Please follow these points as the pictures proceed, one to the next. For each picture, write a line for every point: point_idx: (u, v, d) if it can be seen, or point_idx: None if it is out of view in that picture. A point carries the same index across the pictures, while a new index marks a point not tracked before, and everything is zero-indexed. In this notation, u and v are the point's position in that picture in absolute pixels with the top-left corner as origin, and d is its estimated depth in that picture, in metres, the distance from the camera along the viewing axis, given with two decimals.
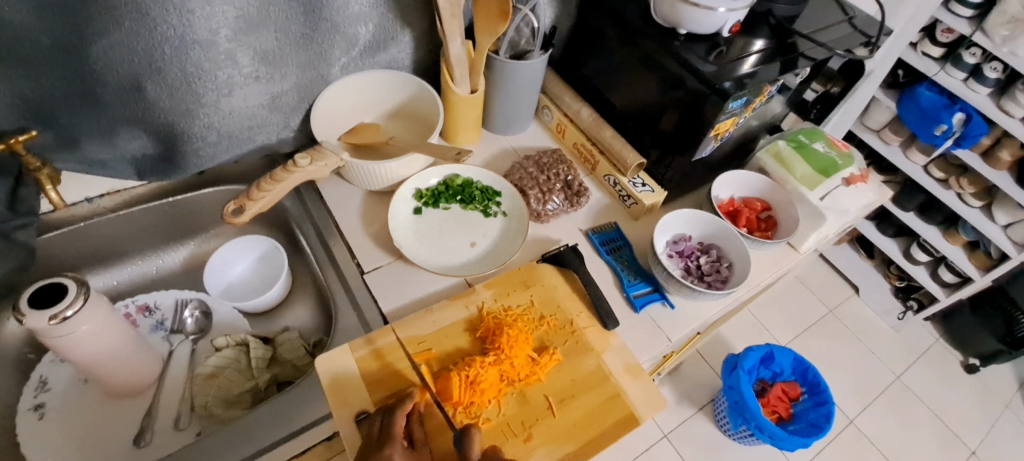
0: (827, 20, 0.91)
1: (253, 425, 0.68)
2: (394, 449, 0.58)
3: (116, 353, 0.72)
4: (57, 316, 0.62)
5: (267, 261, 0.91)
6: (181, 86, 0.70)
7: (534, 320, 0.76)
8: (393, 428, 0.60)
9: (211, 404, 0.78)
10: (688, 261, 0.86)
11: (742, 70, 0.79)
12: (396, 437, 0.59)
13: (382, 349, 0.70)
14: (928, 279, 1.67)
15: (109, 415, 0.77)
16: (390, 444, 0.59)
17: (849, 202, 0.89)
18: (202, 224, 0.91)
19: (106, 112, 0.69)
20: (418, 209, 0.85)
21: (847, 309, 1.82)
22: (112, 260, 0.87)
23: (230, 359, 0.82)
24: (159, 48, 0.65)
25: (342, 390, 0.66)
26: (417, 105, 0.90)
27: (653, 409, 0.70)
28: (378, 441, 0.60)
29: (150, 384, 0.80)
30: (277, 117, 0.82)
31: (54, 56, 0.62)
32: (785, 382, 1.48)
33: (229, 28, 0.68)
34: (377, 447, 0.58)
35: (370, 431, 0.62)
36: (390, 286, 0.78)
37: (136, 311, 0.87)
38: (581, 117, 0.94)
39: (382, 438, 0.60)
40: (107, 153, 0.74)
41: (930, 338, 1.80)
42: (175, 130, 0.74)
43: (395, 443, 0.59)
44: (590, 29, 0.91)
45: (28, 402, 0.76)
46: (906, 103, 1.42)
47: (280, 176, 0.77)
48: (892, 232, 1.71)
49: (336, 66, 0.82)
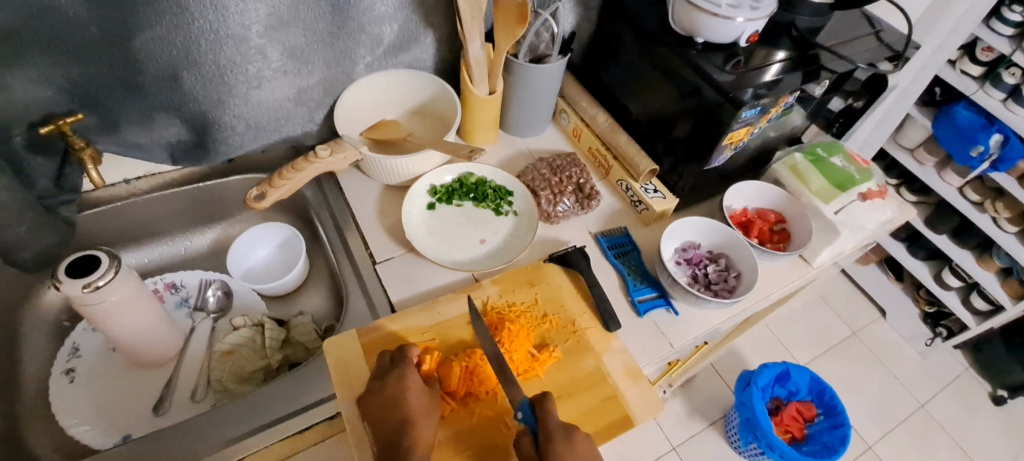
0: (851, 33, 0.91)
1: (262, 400, 0.71)
2: (403, 368, 0.66)
3: (141, 324, 0.77)
4: (90, 284, 0.67)
5: (287, 248, 0.95)
6: (214, 78, 0.74)
7: (537, 317, 0.77)
8: (404, 355, 0.68)
9: (226, 379, 0.82)
10: (695, 269, 0.86)
11: (761, 80, 0.79)
12: (410, 365, 0.66)
13: (384, 339, 0.72)
14: (959, 305, 1.62)
15: (134, 383, 0.82)
16: (401, 366, 0.66)
17: (866, 217, 0.87)
18: (228, 209, 0.96)
19: (147, 100, 0.74)
20: (432, 204, 0.88)
21: (872, 332, 1.77)
22: (144, 239, 0.93)
23: (246, 337, 0.86)
24: (196, 42, 0.69)
25: (346, 372, 0.69)
26: (437, 104, 0.93)
27: (650, 411, 0.71)
28: (392, 366, 0.67)
29: (171, 357, 0.84)
30: (303, 110, 0.86)
31: (102, 46, 0.67)
32: (801, 402, 1.46)
33: (261, 25, 0.72)
34: (391, 372, 0.66)
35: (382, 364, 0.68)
36: (399, 277, 0.81)
37: (163, 288, 0.92)
38: (596, 122, 0.95)
39: (397, 364, 0.67)
40: (145, 137, 0.79)
41: (959, 366, 1.73)
42: (208, 118, 0.78)
43: (406, 369, 0.66)
44: (610, 35, 0.93)
45: (61, 366, 0.82)
46: (942, 122, 1.38)
47: (301, 165, 0.80)
48: (923, 254, 1.66)
49: (360, 64, 0.86)
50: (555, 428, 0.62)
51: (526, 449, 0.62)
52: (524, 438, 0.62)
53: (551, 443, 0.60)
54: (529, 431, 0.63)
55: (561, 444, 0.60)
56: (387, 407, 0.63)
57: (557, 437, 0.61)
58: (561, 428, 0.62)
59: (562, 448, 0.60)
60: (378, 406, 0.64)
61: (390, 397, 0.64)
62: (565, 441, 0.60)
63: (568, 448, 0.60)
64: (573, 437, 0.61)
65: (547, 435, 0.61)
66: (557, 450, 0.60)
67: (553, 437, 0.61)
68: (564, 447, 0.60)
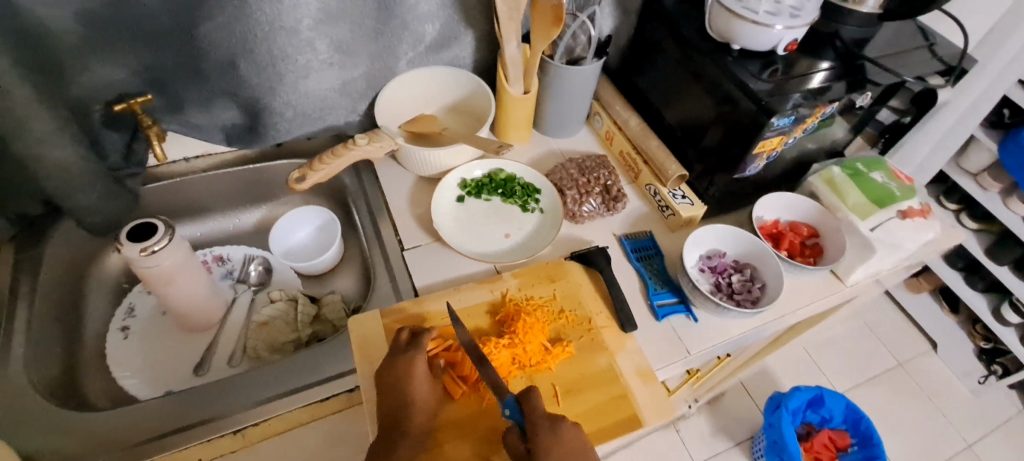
0: (902, 46, 0.87)
1: (289, 369, 0.76)
2: (416, 353, 0.69)
3: (189, 290, 0.83)
4: (146, 249, 0.73)
5: (324, 230, 1.00)
6: (267, 67, 0.80)
7: (554, 312, 0.78)
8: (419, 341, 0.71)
9: (260, 347, 0.88)
10: (719, 277, 0.85)
11: (807, 87, 0.78)
12: (420, 349, 0.69)
13: (405, 320, 0.75)
14: (1018, 343, 1.51)
15: (179, 344, 0.89)
16: (414, 350, 0.69)
17: (903, 236, 0.84)
18: (274, 191, 1.02)
19: (207, 85, 0.81)
20: (461, 197, 0.91)
21: (919, 364, 1.68)
22: (198, 214, 1.00)
23: (281, 310, 0.92)
24: (252, 33, 0.75)
25: (368, 348, 0.72)
26: (474, 101, 0.96)
27: (660, 413, 0.71)
28: (404, 348, 0.70)
29: (214, 323, 0.91)
30: (347, 101, 0.91)
31: (172, 34, 0.74)
32: (834, 430, 1.40)
33: (312, 19, 0.77)
34: (401, 353, 0.69)
35: (394, 344, 0.71)
36: (425, 263, 0.84)
37: (212, 260, 0.99)
38: (629, 126, 0.96)
39: (407, 347, 0.70)
40: (204, 119, 0.86)
41: (1013, 407, 1.63)
42: (260, 104, 0.84)
43: (417, 354, 0.69)
44: (647, 40, 0.93)
45: (118, 323, 0.90)
46: (1008, 145, 1.30)
47: (340, 152, 0.85)
48: (982, 286, 1.56)
49: (402, 60, 0.90)
50: (540, 418, 0.64)
51: (512, 443, 0.63)
52: (511, 432, 0.64)
53: (538, 437, 0.62)
54: (516, 426, 0.65)
55: (547, 439, 0.61)
56: (391, 385, 0.67)
57: (543, 429, 0.62)
58: (548, 420, 0.63)
59: (549, 439, 0.62)
60: (383, 388, 0.67)
61: (396, 377, 0.67)
62: (552, 432, 0.62)
63: (555, 442, 0.62)
64: (559, 429, 0.63)
65: (533, 426, 0.63)
66: (543, 443, 0.61)
67: (538, 429, 0.62)
68: (550, 437, 0.62)
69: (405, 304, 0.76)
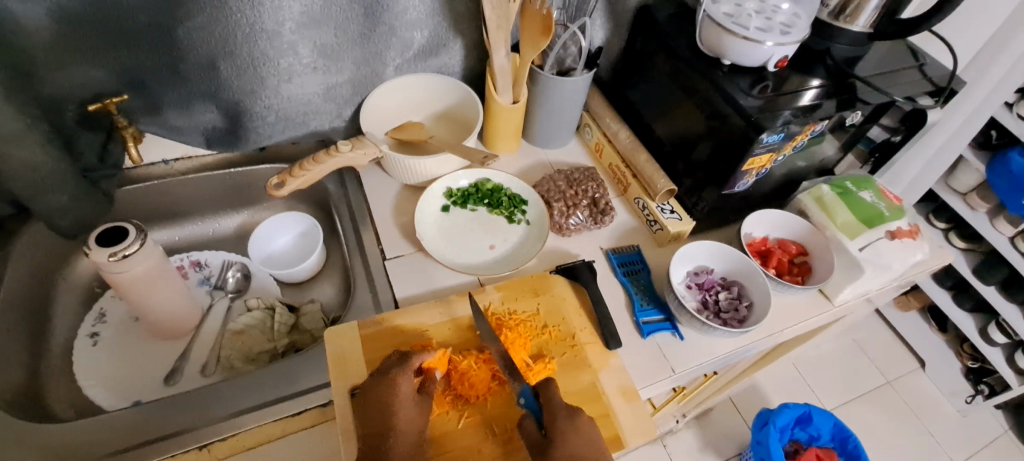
0: (893, 66, 0.87)
1: (262, 381, 0.74)
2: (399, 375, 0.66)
3: (162, 297, 0.81)
4: (116, 253, 0.70)
5: (308, 237, 0.98)
6: (247, 69, 0.78)
7: (537, 328, 0.76)
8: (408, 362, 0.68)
9: (234, 357, 0.85)
10: (706, 294, 0.83)
11: (797, 104, 0.78)
12: (406, 368, 0.67)
13: (382, 332, 0.72)
14: (1003, 363, 1.51)
15: (150, 352, 0.86)
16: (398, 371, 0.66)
17: (892, 257, 0.83)
18: (256, 196, 1.00)
19: (186, 86, 0.79)
20: (446, 207, 0.90)
21: (908, 382, 1.67)
22: (176, 218, 0.98)
23: (258, 319, 0.89)
24: (233, 35, 0.74)
25: (344, 362, 0.69)
26: (462, 110, 0.95)
27: (642, 435, 0.69)
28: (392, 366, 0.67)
29: (188, 331, 0.89)
30: (331, 106, 0.89)
31: (149, 34, 0.72)
32: (822, 448, 1.37)
33: (295, 22, 0.76)
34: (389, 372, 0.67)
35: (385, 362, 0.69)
36: (407, 274, 0.82)
37: (189, 266, 0.96)
38: (619, 138, 0.94)
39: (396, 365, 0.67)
40: (183, 121, 0.84)
41: (998, 427, 1.62)
42: (241, 107, 0.83)
43: (400, 377, 0.66)
44: (638, 54, 0.92)
45: (87, 329, 0.87)
46: (996, 167, 1.30)
47: (322, 158, 0.82)
48: (969, 305, 1.56)
49: (390, 66, 0.89)
50: (559, 406, 0.65)
51: (530, 431, 0.64)
52: (528, 420, 0.64)
53: (556, 424, 0.63)
54: (533, 415, 0.65)
55: (566, 426, 0.62)
56: (374, 407, 0.64)
57: (562, 419, 0.63)
58: (566, 409, 0.64)
59: (567, 427, 0.62)
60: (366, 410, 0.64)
61: (379, 398, 0.64)
62: (569, 420, 0.63)
63: (570, 426, 0.62)
64: (577, 420, 0.63)
65: (553, 414, 0.64)
66: (561, 425, 0.62)
67: (556, 415, 0.64)
68: (567, 425, 0.63)
69: (394, 315, 0.74)
